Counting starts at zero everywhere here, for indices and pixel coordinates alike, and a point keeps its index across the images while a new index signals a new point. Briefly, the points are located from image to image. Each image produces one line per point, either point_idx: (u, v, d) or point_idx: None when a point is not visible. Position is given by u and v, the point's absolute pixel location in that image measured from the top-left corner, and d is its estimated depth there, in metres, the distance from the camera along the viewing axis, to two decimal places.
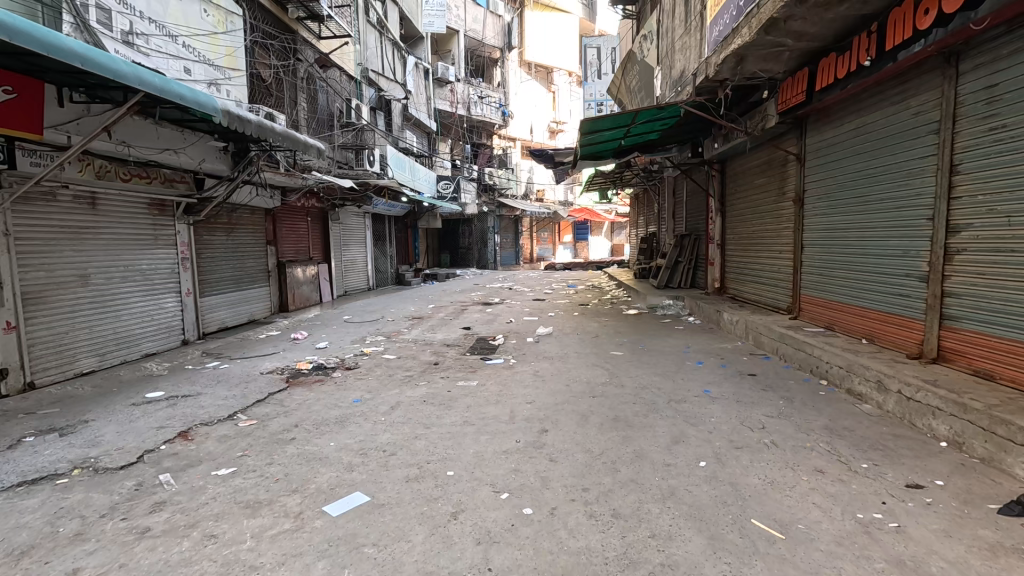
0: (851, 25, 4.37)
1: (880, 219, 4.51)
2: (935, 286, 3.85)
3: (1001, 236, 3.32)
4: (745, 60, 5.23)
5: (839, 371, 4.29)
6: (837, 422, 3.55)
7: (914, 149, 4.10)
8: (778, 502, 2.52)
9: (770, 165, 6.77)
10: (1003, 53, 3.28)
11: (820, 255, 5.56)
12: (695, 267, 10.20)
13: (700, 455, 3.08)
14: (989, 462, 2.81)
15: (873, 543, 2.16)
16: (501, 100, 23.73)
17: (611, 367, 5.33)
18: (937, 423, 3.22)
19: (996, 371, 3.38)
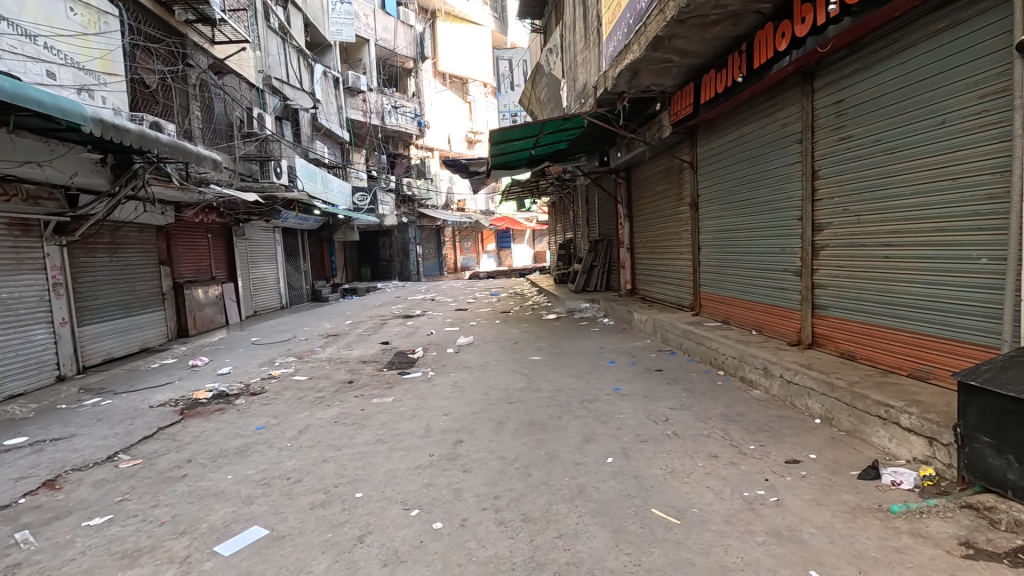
0: (726, 44, 4.79)
1: (761, 220, 4.95)
2: (807, 279, 4.29)
3: (855, 233, 3.76)
4: (638, 75, 5.57)
5: (733, 361, 4.65)
6: (731, 409, 3.84)
7: (784, 156, 4.55)
8: (676, 489, 2.67)
9: (669, 172, 7.23)
10: (846, 73, 3.75)
11: (715, 255, 6.00)
12: (608, 270, 10.67)
13: (608, 451, 3.20)
14: (853, 433, 3.16)
15: (756, 517, 2.35)
16: (416, 110, 23.52)
17: (529, 372, 5.41)
18: (812, 402, 3.58)
19: (857, 352, 3.81)
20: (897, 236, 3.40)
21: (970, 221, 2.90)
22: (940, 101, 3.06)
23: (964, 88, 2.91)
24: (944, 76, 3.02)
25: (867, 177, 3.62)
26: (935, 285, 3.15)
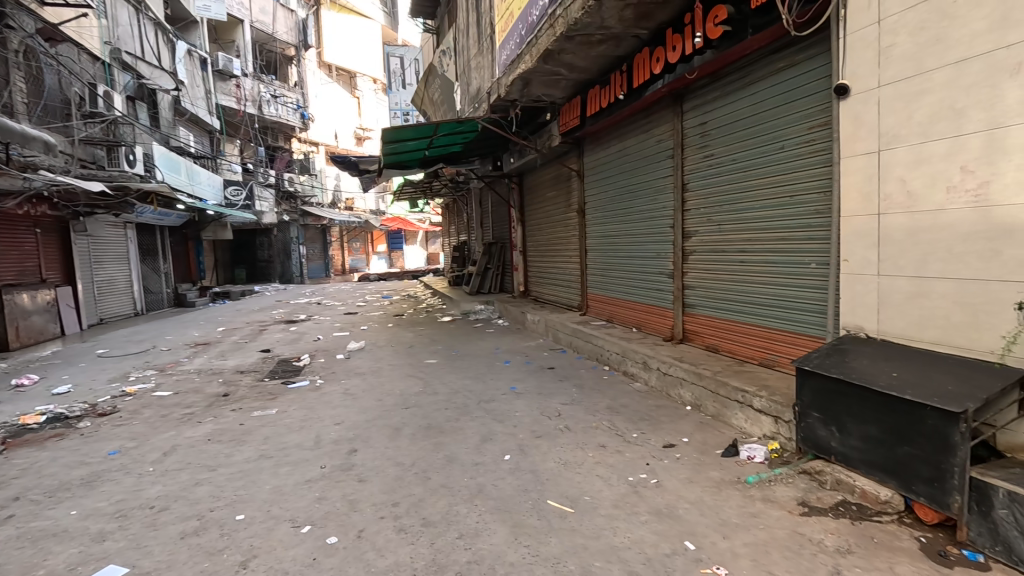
0: (609, 63, 5.16)
1: (640, 227, 5.41)
2: (679, 281, 4.79)
3: (717, 240, 4.27)
4: (530, 84, 5.78)
5: (617, 357, 5.02)
6: (616, 401, 4.16)
7: (659, 170, 5.01)
8: (570, 479, 2.83)
9: (558, 180, 7.59)
10: (709, 99, 4.26)
11: (600, 259, 6.43)
12: (503, 273, 10.89)
13: (505, 449, 3.28)
14: (717, 417, 3.59)
15: (640, 499, 2.58)
16: (299, 101, 22.04)
17: (425, 375, 5.34)
18: (684, 391, 3.99)
19: (720, 345, 4.33)
20: (749, 244, 3.93)
21: (802, 232, 3.43)
22: (780, 129, 3.57)
23: (797, 120, 3.43)
24: (783, 108, 3.54)
25: (727, 192, 4.13)
26: (778, 286, 3.69)
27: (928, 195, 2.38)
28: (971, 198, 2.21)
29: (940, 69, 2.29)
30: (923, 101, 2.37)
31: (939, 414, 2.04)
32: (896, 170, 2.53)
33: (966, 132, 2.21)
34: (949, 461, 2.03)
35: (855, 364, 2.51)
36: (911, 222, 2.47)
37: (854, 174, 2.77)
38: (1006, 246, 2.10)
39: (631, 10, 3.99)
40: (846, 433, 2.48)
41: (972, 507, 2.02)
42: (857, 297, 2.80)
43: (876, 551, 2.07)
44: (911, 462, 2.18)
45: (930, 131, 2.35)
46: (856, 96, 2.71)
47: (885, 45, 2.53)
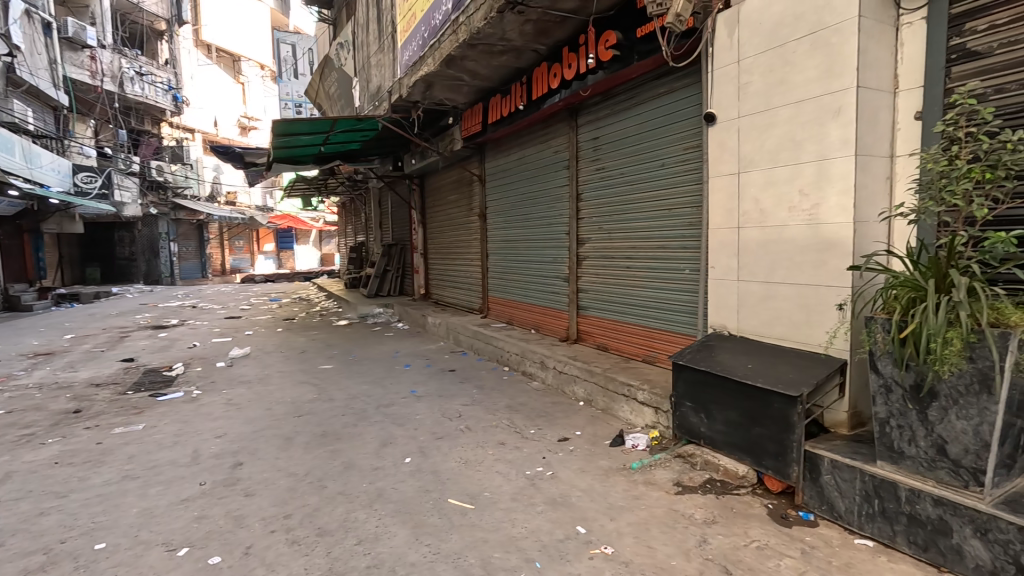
0: (509, 73, 5.34)
1: (538, 233, 5.66)
2: (574, 284, 5.09)
3: (607, 246, 4.61)
4: (432, 87, 5.79)
5: (516, 357, 5.20)
6: (515, 400, 4.31)
7: (557, 180, 5.29)
8: (470, 477, 2.89)
9: (460, 183, 7.66)
10: (601, 116, 4.58)
11: (500, 262, 6.60)
12: (402, 275, 10.69)
13: (405, 452, 3.26)
14: (606, 410, 3.88)
15: (537, 491, 2.72)
16: (170, 81, 19.75)
17: (319, 382, 5.09)
18: (577, 387, 4.25)
19: (608, 344, 4.68)
20: (633, 251, 4.30)
21: (678, 241, 3.83)
22: (660, 148, 3.95)
23: (674, 141, 3.81)
24: (663, 129, 3.91)
25: (616, 203, 4.47)
26: (657, 289, 4.07)
27: (776, 214, 2.80)
28: (805, 217, 2.65)
29: (784, 107, 2.71)
30: (772, 134, 2.79)
31: (783, 398, 2.41)
32: (751, 190, 2.94)
33: (803, 161, 2.64)
34: (790, 438, 2.43)
35: (720, 358, 2.87)
36: (763, 236, 2.89)
37: (720, 192, 3.17)
38: (831, 257, 2.53)
39: (531, 26, 4.19)
40: (711, 419, 2.82)
41: (805, 474, 2.42)
42: (722, 298, 3.20)
43: (735, 519, 2.39)
44: (762, 440, 2.55)
45: (777, 159, 2.78)
46: (720, 124, 3.12)
47: (743, 82, 2.94)
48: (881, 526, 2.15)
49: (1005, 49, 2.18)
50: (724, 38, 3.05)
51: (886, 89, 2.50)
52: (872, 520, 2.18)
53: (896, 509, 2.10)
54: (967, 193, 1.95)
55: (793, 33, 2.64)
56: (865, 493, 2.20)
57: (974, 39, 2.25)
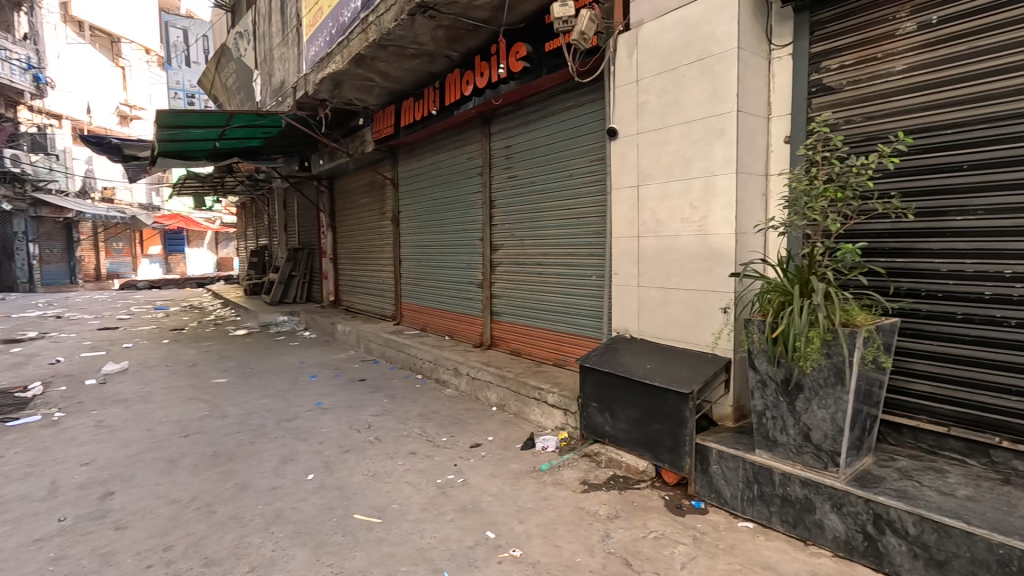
0: (422, 77, 5.29)
1: (452, 239, 5.65)
2: (487, 290, 5.13)
3: (520, 253, 4.70)
4: (341, 86, 5.57)
5: (429, 364, 5.12)
6: (428, 408, 4.24)
7: (470, 186, 5.31)
8: (378, 490, 2.80)
9: (371, 186, 7.42)
10: (513, 125, 4.67)
11: (413, 268, 6.48)
12: (310, 281, 10.13)
13: (308, 469, 3.08)
14: (518, 414, 3.94)
15: (447, 499, 2.69)
16: (31, 59, 17.13)
17: (212, 397, 4.66)
18: (490, 393, 4.28)
19: (521, 348, 4.76)
20: (545, 258, 4.41)
21: (585, 249, 4.00)
22: (568, 159, 4.10)
23: (581, 153, 3.97)
24: (571, 141, 4.06)
25: (528, 210, 4.57)
26: (566, 295, 4.21)
27: (670, 224, 3.02)
28: (695, 228, 2.88)
29: (676, 126, 2.94)
30: (666, 150, 3.01)
31: (676, 396, 2.60)
32: (650, 202, 3.14)
33: (693, 177, 2.88)
34: (683, 432, 2.61)
35: (622, 360, 3.02)
36: (659, 245, 3.10)
37: (622, 203, 3.35)
38: (717, 265, 2.77)
39: (442, 31, 4.19)
40: (614, 418, 2.96)
41: (696, 466, 2.62)
42: (625, 303, 3.38)
43: (635, 513, 2.53)
44: (659, 436, 2.73)
45: (671, 175, 3.00)
46: (622, 139, 3.30)
47: (641, 100, 3.14)
48: (760, 508, 2.38)
49: (853, 86, 2.53)
50: (624, 57, 3.24)
51: (761, 114, 2.80)
52: (752, 503, 2.41)
53: (772, 493, 2.33)
54: (824, 210, 2.22)
55: (684, 58, 2.87)
56: (746, 479, 2.42)
57: (830, 76, 2.60)
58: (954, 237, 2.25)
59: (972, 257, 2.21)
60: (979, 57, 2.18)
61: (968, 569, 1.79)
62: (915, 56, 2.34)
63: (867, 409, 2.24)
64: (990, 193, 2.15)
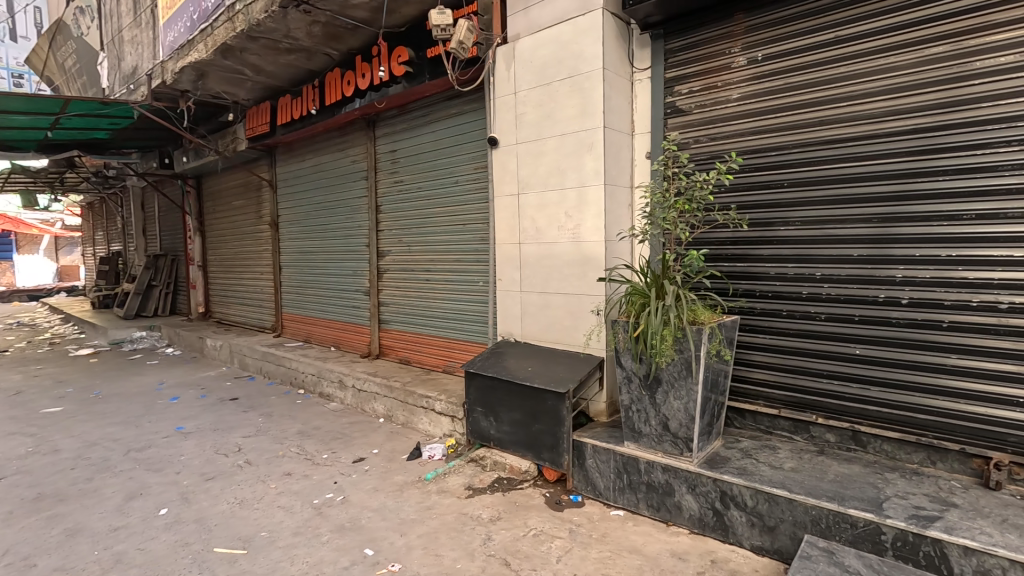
0: (300, 74, 5.01)
1: (337, 245, 5.39)
2: (374, 297, 4.97)
3: (407, 259, 4.62)
4: (205, 77, 5.08)
5: (312, 378, 4.83)
6: (308, 424, 3.99)
7: (354, 190, 5.11)
8: (245, 518, 2.57)
9: (246, 188, 6.85)
10: (398, 129, 4.58)
11: (295, 276, 6.08)
12: (174, 291, 9.07)
13: (161, 503, 2.74)
14: (406, 424, 3.86)
15: (324, 519, 2.55)
16: None
17: (40, 430, 3.96)
18: (376, 404, 4.14)
19: (410, 357, 4.66)
20: (432, 264, 4.38)
21: (472, 255, 4.03)
22: (453, 166, 4.11)
23: (465, 160, 4.01)
24: (456, 149, 4.08)
25: (415, 216, 4.50)
26: (454, 300, 4.21)
27: (548, 231, 3.15)
28: (570, 235, 3.03)
29: (552, 138, 3.08)
30: (544, 160, 3.14)
31: (554, 395, 2.71)
32: (529, 210, 3.26)
33: (567, 186, 3.03)
34: (561, 430, 2.73)
35: (504, 363, 3.09)
36: (539, 250, 3.22)
37: (504, 210, 3.43)
38: (589, 270, 2.94)
39: (319, 28, 4.00)
40: (498, 421, 3.01)
41: (574, 461, 2.75)
42: (508, 307, 3.46)
43: (516, 513, 2.59)
44: (540, 435, 2.83)
45: (548, 183, 3.13)
46: (502, 148, 3.39)
47: (520, 112, 3.25)
48: (629, 496, 2.56)
49: (699, 110, 2.84)
50: (503, 69, 3.33)
51: (625, 131, 3.03)
52: (622, 493, 2.58)
53: (639, 481, 2.52)
54: (675, 221, 2.46)
55: (557, 74, 3.02)
56: (617, 470, 2.59)
57: (681, 99, 2.90)
58: (779, 245, 2.61)
59: (793, 261, 2.58)
60: (795, 90, 2.54)
61: (792, 531, 2.07)
62: (747, 87, 2.68)
63: (715, 397, 2.51)
64: (804, 207, 2.53)
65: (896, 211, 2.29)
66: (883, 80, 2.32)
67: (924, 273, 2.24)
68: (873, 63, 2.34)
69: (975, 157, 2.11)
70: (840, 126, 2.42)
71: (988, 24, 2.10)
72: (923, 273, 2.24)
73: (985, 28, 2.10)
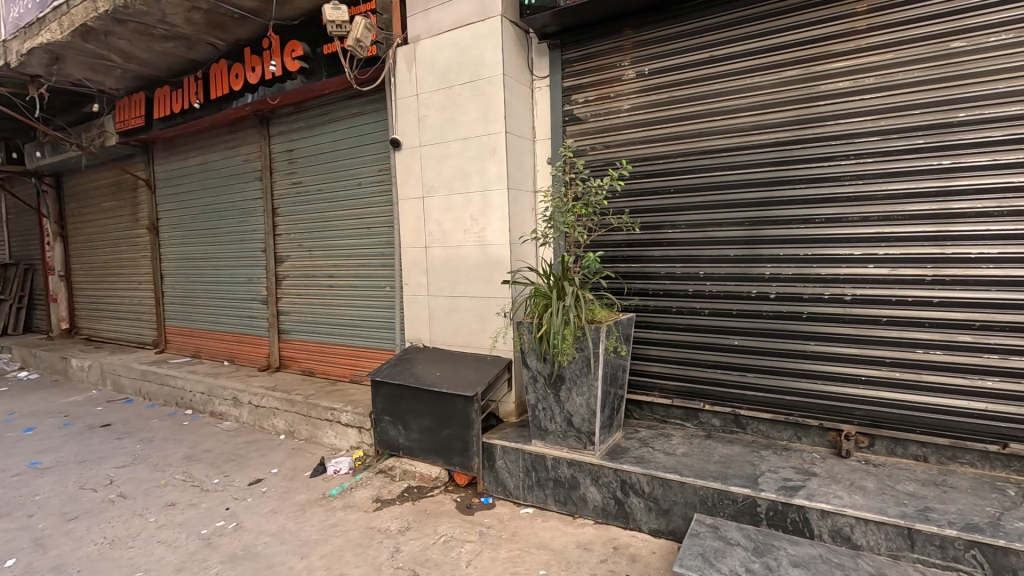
0: (180, 64, 4.57)
1: (229, 250, 4.98)
2: (273, 306, 4.65)
3: (309, 265, 4.38)
4: (62, 61, 4.47)
5: (201, 397, 4.41)
6: (197, 447, 3.64)
7: (247, 191, 4.76)
8: (116, 560, 2.29)
9: (118, 187, 6.11)
10: (295, 128, 4.33)
11: (180, 285, 5.53)
12: (29, 306, 7.85)
13: (8, 553, 2.36)
14: (309, 439, 3.65)
15: (213, 551, 2.34)
16: None
17: None
18: (276, 420, 3.87)
19: (314, 368, 4.42)
20: (336, 269, 4.18)
21: (378, 259, 3.92)
22: (356, 167, 3.96)
23: (368, 162, 3.89)
24: (357, 149, 3.94)
25: (317, 219, 4.28)
26: (360, 307, 4.05)
27: (454, 234, 3.14)
28: (476, 238, 3.05)
29: (454, 141, 3.08)
30: (448, 163, 3.12)
31: (463, 399, 2.70)
32: (434, 213, 3.22)
33: (471, 190, 3.04)
34: (471, 433, 2.73)
35: (412, 370, 3.02)
36: (445, 254, 3.20)
37: (409, 213, 3.37)
38: (495, 273, 2.97)
39: (199, 15, 3.68)
40: (407, 429, 2.94)
41: (484, 463, 2.76)
42: (416, 312, 3.39)
43: (426, 521, 2.55)
44: (450, 440, 2.80)
45: (452, 187, 3.12)
46: (406, 150, 3.33)
47: (422, 114, 3.21)
48: (537, 493, 2.62)
49: (595, 119, 2.98)
50: (404, 70, 3.27)
51: (526, 136, 3.10)
52: (531, 490, 2.64)
53: (546, 477, 2.58)
54: (573, 224, 2.56)
55: (458, 78, 3.03)
56: (526, 468, 2.64)
57: (578, 107, 3.03)
58: (668, 246, 2.81)
59: (680, 262, 2.78)
60: (677, 104, 2.75)
61: (684, 512, 2.23)
62: (637, 99, 2.86)
63: (615, 391, 2.64)
64: (687, 212, 2.75)
65: (763, 216, 2.56)
66: (748, 98, 2.58)
67: (787, 270, 2.52)
68: (742, 82, 2.59)
69: (824, 168, 2.41)
70: (715, 138, 2.65)
71: (831, 52, 2.39)
72: (786, 270, 2.52)
73: (829, 56, 2.40)
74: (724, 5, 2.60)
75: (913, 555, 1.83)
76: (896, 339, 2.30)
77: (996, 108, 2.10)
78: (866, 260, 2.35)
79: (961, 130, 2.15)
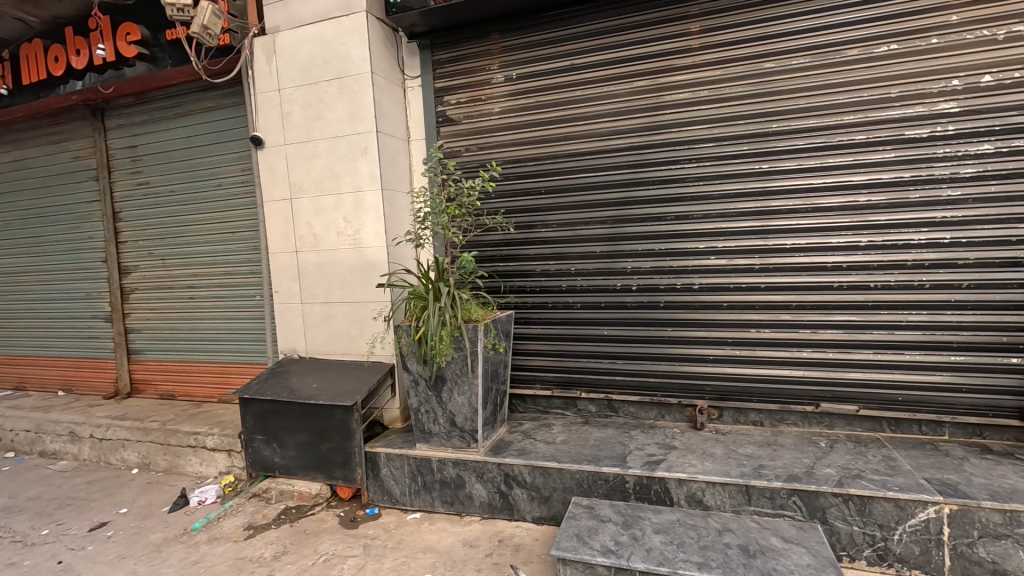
0: None
1: (58, 261, 4.28)
2: (119, 324, 4.08)
3: (162, 275, 3.91)
4: None
5: (27, 436, 3.74)
6: (20, 495, 3.09)
7: (79, 192, 4.12)
8: None
9: None
10: (137, 121, 3.84)
11: None
12: None
13: None
14: (168, 470, 3.26)
15: None
16: None
17: None
18: (126, 453, 3.40)
19: (173, 390, 3.96)
20: (195, 279, 3.78)
21: (244, 266, 3.61)
22: (213, 166, 3.61)
23: (228, 160, 3.57)
24: (214, 147, 3.59)
25: (169, 223, 3.83)
26: (226, 320, 3.70)
27: (326, 238, 3.00)
28: (350, 241, 2.93)
29: (323, 140, 2.94)
30: (317, 163, 2.97)
31: (341, 409, 2.59)
32: (304, 215, 3.04)
33: (343, 191, 2.92)
34: (351, 444, 2.62)
35: (285, 383, 2.83)
36: (318, 259, 3.04)
37: (276, 216, 3.14)
38: (373, 275, 2.89)
39: None
40: (282, 446, 2.75)
41: (368, 474, 2.67)
42: (288, 321, 3.18)
43: (306, 542, 2.41)
44: (329, 454, 2.67)
45: (322, 187, 2.97)
46: (269, 148, 3.10)
47: (285, 111, 3.01)
48: (424, 497, 2.59)
49: (467, 120, 3.02)
50: (262, 62, 3.05)
51: (400, 137, 3.06)
52: (417, 495, 2.60)
53: (432, 480, 2.57)
54: (447, 225, 2.58)
55: (323, 74, 2.89)
56: (411, 473, 2.60)
57: (450, 109, 3.04)
58: (542, 244, 2.93)
59: (553, 259, 2.92)
60: (544, 108, 2.88)
61: (563, 496, 2.35)
62: (507, 102, 2.94)
63: (496, 387, 2.69)
64: (558, 211, 2.89)
65: (624, 214, 2.77)
66: (606, 104, 2.77)
67: (645, 264, 2.75)
68: (600, 90, 2.78)
69: (671, 171, 2.67)
70: (580, 142, 2.82)
71: (674, 66, 2.65)
72: (645, 264, 2.75)
73: (672, 69, 2.66)
74: (582, 15, 2.77)
75: (750, 508, 2.11)
76: (735, 321, 2.63)
77: (800, 120, 2.47)
78: (708, 252, 2.64)
79: (776, 138, 2.50)
